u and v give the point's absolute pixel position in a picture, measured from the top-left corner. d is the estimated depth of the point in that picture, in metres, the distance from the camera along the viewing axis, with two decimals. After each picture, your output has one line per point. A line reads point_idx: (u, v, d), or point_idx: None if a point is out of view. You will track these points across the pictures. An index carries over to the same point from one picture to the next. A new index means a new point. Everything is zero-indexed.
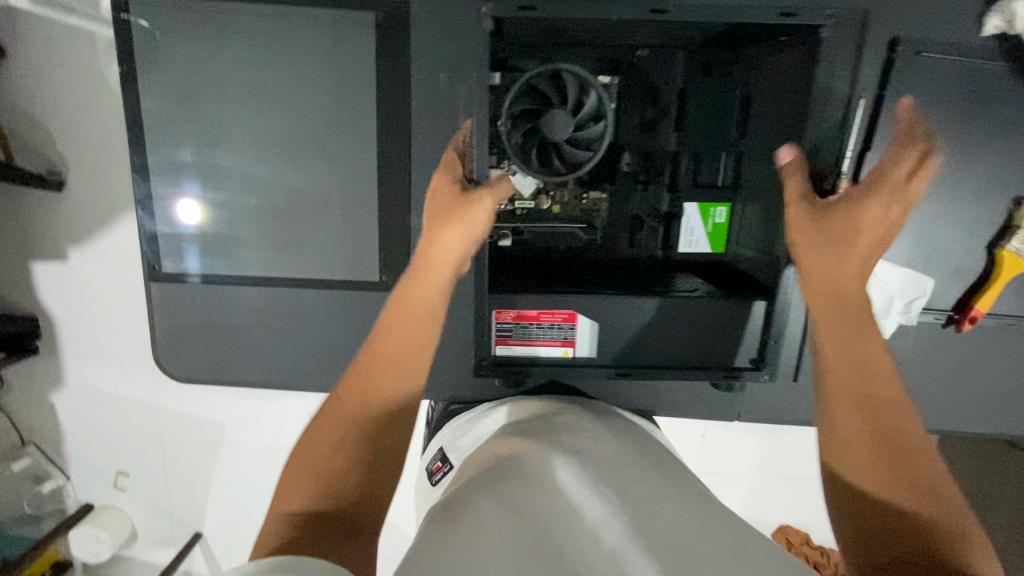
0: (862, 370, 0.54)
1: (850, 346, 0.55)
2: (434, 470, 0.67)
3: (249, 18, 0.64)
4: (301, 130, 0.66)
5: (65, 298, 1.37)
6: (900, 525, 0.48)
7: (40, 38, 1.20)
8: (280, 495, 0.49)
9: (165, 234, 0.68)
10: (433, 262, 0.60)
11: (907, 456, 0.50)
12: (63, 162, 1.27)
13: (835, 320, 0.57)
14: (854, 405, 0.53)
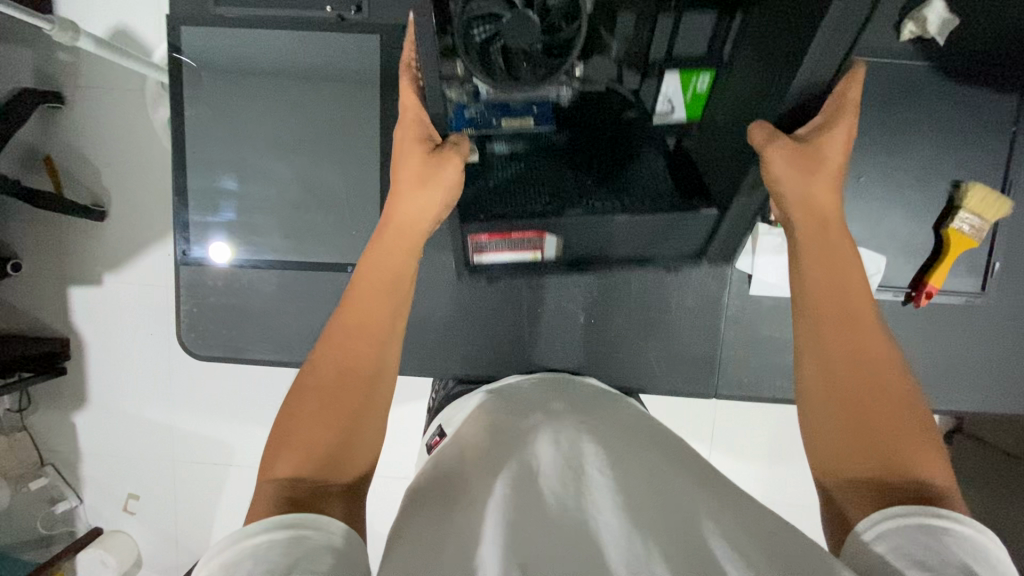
0: (845, 305, 0.58)
1: (831, 282, 0.58)
2: (432, 444, 0.75)
3: (277, 43, 0.75)
4: (317, 133, 0.77)
5: (96, 319, 1.47)
6: (889, 449, 0.51)
7: (101, 94, 1.39)
8: (282, 460, 0.53)
9: (199, 223, 0.78)
10: (407, 222, 0.66)
11: (871, 383, 0.54)
12: (108, 195, 1.42)
13: (819, 272, 0.59)
14: (839, 340, 0.56)
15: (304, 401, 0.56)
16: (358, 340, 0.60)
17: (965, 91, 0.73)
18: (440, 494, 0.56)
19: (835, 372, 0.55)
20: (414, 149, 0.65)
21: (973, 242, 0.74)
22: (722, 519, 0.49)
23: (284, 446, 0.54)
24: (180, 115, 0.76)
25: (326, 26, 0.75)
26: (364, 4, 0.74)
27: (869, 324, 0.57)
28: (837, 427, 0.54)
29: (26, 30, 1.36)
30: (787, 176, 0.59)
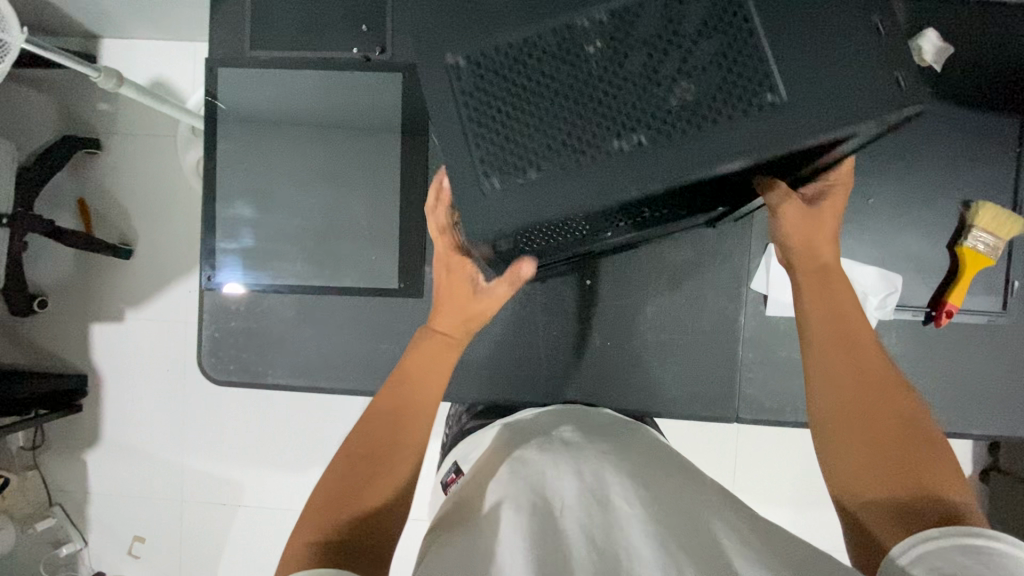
0: (846, 334, 0.59)
1: (834, 313, 0.60)
2: (450, 482, 0.73)
3: (304, 81, 0.80)
4: (339, 164, 0.80)
5: (116, 356, 1.49)
6: (908, 469, 0.51)
7: (136, 141, 1.47)
8: (321, 523, 0.52)
9: (226, 242, 0.80)
10: (457, 314, 0.68)
11: (881, 413, 0.55)
12: (134, 235, 1.48)
13: (823, 312, 0.61)
14: (845, 369, 0.57)
15: (346, 469, 0.56)
16: (406, 415, 0.61)
17: (965, 114, 0.75)
18: (453, 523, 0.55)
19: (840, 402, 0.56)
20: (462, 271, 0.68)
21: (989, 261, 0.74)
22: (756, 559, 0.46)
23: (330, 511, 0.53)
24: (212, 148, 0.80)
25: (353, 66, 0.80)
26: (388, 45, 0.79)
27: (869, 351, 0.58)
28: (855, 451, 0.54)
29: (70, 83, 1.46)
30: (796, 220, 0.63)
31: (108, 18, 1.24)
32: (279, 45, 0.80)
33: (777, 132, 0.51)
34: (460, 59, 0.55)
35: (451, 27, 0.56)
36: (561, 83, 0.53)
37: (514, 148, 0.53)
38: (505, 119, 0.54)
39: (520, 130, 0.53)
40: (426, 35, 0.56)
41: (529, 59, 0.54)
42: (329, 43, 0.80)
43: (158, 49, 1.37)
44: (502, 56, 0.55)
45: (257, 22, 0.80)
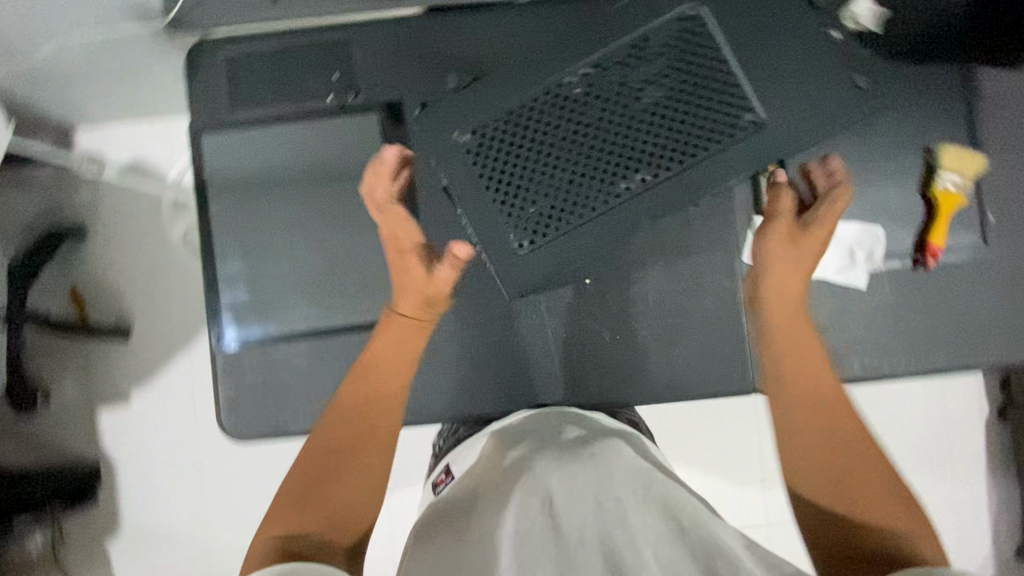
0: (811, 366, 0.66)
1: (796, 346, 0.67)
2: (439, 483, 0.75)
3: (283, 133, 0.82)
4: (329, 206, 0.83)
5: (125, 439, 1.47)
6: (859, 503, 0.57)
7: (120, 222, 1.49)
8: (286, 517, 0.57)
9: (229, 301, 0.82)
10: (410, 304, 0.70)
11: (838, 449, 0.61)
12: (131, 314, 1.48)
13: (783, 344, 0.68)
14: (808, 398, 0.64)
15: (313, 465, 0.61)
16: (372, 409, 0.66)
17: (911, 66, 0.80)
18: (451, 535, 0.56)
19: (806, 426, 0.63)
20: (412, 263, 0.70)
21: (960, 198, 0.77)
22: None
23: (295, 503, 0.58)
24: (207, 212, 0.82)
25: (329, 113, 0.82)
26: (361, 89, 0.83)
27: (829, 386, 0.65)
28: (816, 470, 0.60)
29: (48, 176, 1.48)
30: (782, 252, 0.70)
31: (81, 108, 1.28)
32: (257, 105, 0.83)
33: (737, 157, 0.63)
34: (471, 139, 0.66)
35: (456, 114, 0.67)
36: (562, 144, 0.65)
37: (538, 206, 0.64)
38: (518, 186, 0.65)
39: (532, 193, 0.65)
40: (436, 126, 0.67)
41: (530, 130, 0.66)
42: (304, 95, 0.83)
43: (131, 131, 1.40)
44: (506, 130, 0.66)
45: (233, 85, 0.83)
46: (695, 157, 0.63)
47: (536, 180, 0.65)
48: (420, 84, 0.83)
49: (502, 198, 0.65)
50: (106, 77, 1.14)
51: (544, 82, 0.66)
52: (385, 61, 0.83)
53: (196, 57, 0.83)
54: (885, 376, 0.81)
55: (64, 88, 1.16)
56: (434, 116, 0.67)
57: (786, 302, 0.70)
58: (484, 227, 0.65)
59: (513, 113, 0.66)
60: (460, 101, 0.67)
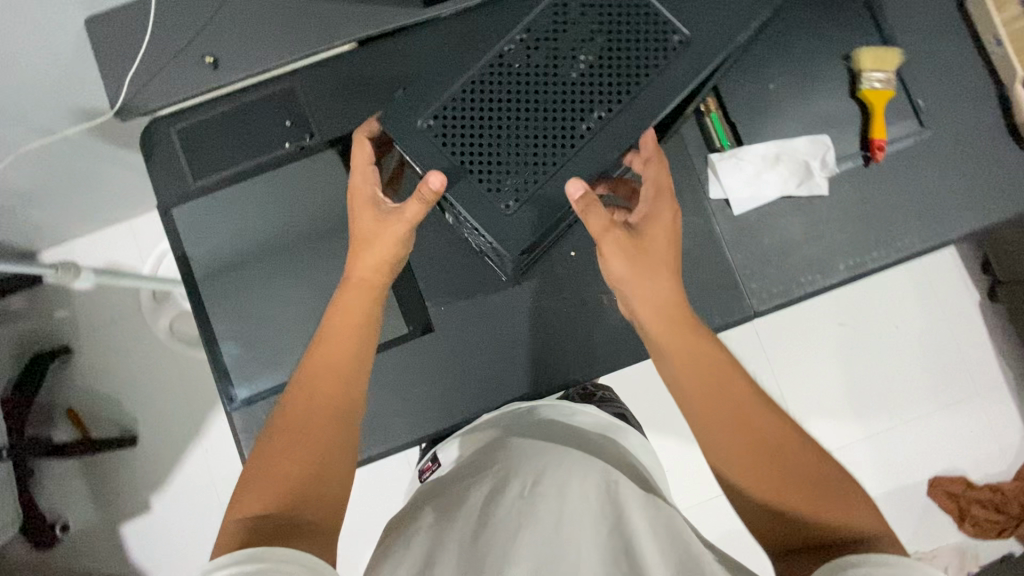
0: (706, 366, 0.61)
1: (688, 345, 0.63)
2: (425, 471, 0.86)
3: (249, 189, 0.85)
4: (308, 245, 0.84)
5: (152, 548, 1.42)
6: (785, 482, 0.55)
7: (105, 331, 1.48)
8: (252, 494, 0.56)
9: (233, 362, 0.82)
10: (365, 268, 0.70)
11: (760, 427, 0.57)
12: (133, 419, 1.46)
13: (665, 322, 0.65)
14: (716, 401, 0.59)
15: (279, 440, 0.60)
16: (327, 381, 0.64)
17: None
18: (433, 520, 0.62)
19: (723, 428, 0.58)
20: (365, 213, 0.71)
21: (890, 92, 0.82)
22: None
23: (260, 487, 0.57)
24: (193, 280, 0.83)
25: (289, 158, 0.85)
26: (315, 129, 0.86)
27: (738, 382, 0.60)
28: (736, 464, 0.57)
29: (24, 304, 1.48)
30: (627, 275, 0.65)
31: (40, 228, 1.29)
32: (219, 169, 0.85)
33: (677, 74, 0.67)
34: (435, 124, 0.69)
35: (414, 107, 0.69)
36: (516, 108, 0.69)
37: (513, 166, 0.68)
38: (489, 153, 0.68)
39: (504, 156, 0.68)
40: (399, 122, 0.69)
41: (486, 103, 0.69)
42: (262, 149, 0.85)
43: (96, 239, 1.41)
44: (464, 108, 0.69)
45: (191, 156, 0.85)
46: (640, 85, 0.67)
47: (504, 142, 0.68)
48: (367, 110, 0.86)
49: (478, 167, 0.68)
50: (61, 189, 1.16)
51: (485, 58, 0.70)
52: (332, 98, 0.86)
53: (150, 140, 0.85)
54: (871, 269, 0.84)
55: (19, 210, 1.17)
56: (395, 114, 0.70)
57: (658, 313, 0.65)
58: (467, 197, 0.67)
59: (465, 92, 0.70)
60: (414, 93, 0.70)
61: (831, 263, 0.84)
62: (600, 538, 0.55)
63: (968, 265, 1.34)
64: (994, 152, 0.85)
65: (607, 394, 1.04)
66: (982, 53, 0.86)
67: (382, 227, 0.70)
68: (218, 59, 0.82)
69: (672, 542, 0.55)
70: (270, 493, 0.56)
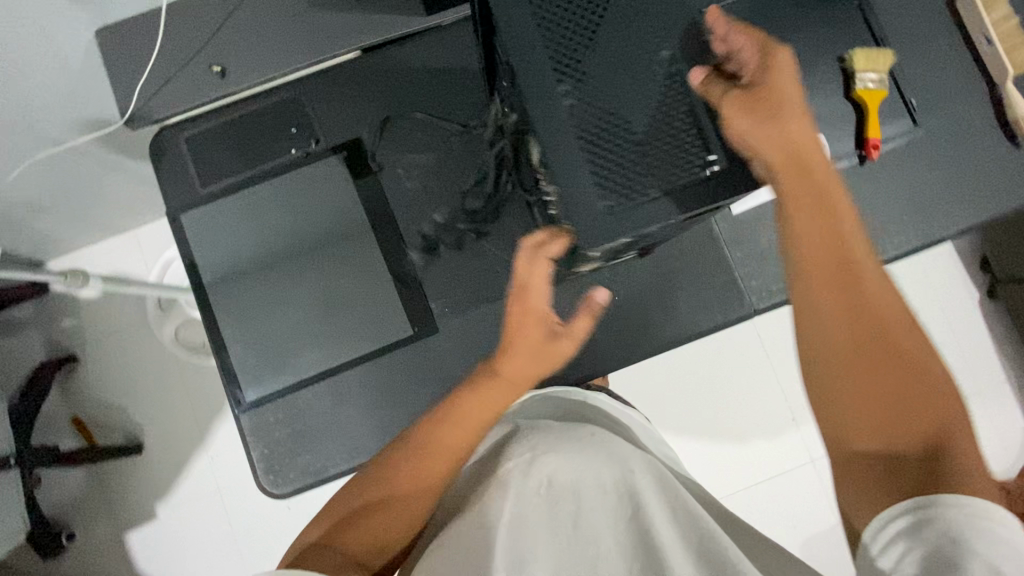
0: (840, 260, 0.55)
1: (819, 228, 0.56)
2: None
3: (256, 196, 0.86)
4: (313, 250, 0.85)
5: (159, 556, 1.42)
6: (921, 416, 0.51)
7: (112, 339, 1.50)
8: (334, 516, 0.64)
9: (240, 366, 0.83)
10: (516, 374, 0.66)
11: (895, 352, 0.53)
12: (139, 427, 1.47)
13: (792, 175, 0.56)
14: (858, 363, 0.54)
15: (369, 483, 0.64)
16: (437, 460, 0.64)
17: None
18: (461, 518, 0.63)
19: (849, 338, 0.54)
20: (536, 331, 0.65)
21: (883, 92, 0.84)
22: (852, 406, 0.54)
23: (343, 521, 0.63)
24: (201, 285, 0.84)
25: (295, 164, 0.87)
26: (320, 135, 0.88)
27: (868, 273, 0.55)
28: (849, 401, 0.54)
29: (30, 314, 1.50)
30: (749, 129, 0.55)
31: (48, 238, 1.31)
32: (226, 176, 0.87)
33: None
34: (618, 199, 0.56)
35: (586, 203, 0.56)
36: (625, 112, 0.58)
37: (687, 138, 0.58)
38: (654, 150, 0.57)
39: (667, 143, 0.58)
40: (608, 232, 0.56)
41: (609, 144, 0.57)
42: (269, 155, 0.87)
43: (103, 248, 1.43)
44: (619, 166, 0.57)
45: (199, 164, 0.87)
46: None
47: (648, 136, 0.58)
48: (371, 116, 0.88)
49: (666, 169, 0.57)
50: (69, 199, 1.17)
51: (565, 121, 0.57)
52: (337, 105, 0.88)
53: (160, 148, 0.87)
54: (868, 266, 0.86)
55: (27, 221, 1.19)
56: (592, 232, 0.56)
57: (789, 172, 0.56)
58: (699, 198, 0.57)
59: (594, 156, 0.57)
60: (572, 192, 0.56)
61: None
62: (613, 545, 0.61)
63: (967, 264, 1.35)
64: (986, 151, 0.86)
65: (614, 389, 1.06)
66: (972, 55, 0.88)
67: (547, 348, 0.66)
68: (226, 67, 0.84)
69: (687, 530, 0.60)
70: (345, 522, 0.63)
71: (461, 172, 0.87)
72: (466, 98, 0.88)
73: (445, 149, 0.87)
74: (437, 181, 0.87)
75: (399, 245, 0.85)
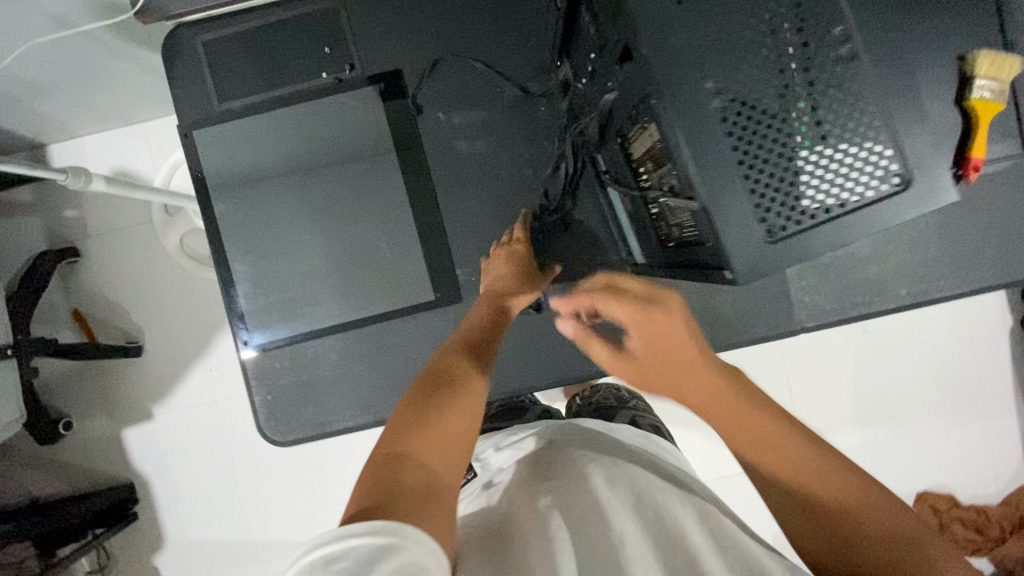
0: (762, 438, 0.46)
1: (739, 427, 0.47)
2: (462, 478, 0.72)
3: (278, 119, 0.77)
4: (338, 190, 0.78)
5: (156, 456, 1.45)
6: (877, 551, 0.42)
7: (116, 237, 1.44)
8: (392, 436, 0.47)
9: (251, 305, 0.78)
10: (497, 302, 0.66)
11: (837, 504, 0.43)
12: (140, 330, 1.44)
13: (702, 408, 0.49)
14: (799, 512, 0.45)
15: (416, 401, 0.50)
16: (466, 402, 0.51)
17: None
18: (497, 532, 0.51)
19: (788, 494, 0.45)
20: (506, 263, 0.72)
21: (1000, 106, 0.69)
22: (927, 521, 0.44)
23: (410, 427, 0.47)
24: (211, 212, 0.77)
25: (327, 91, 0.77)
26: (356, 61, 0.77)
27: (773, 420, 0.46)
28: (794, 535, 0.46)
29: (31, 199, 1.43)
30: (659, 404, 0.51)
31: (50, 122, 1.21)
32: (246, 92, 0.77)
33: None
34: (775, 216, 0.39)
35: (744, 236, 0.39)
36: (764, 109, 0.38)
37: (851, 114, 0.38)
38: (809, 149, 0.38)
39: (834, 134, 0.38)
40: (767, 263, 0.39)
41: (748, 144, 0.38)
42: (297, 77, 0.77)
43: (107, 141, 1.34)
44: (773, 167, 0.39)
45: (217, 76, 0.77)
46: None
47: (809, 132, 0.38)
48: (416, 45, 0.77)
49: (823, 178, 0.39)
50: (71, 82, 1.05)
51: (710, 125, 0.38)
52: (377, 29, 0.77)
53: (173, 48, 0.76)
54: (938, 294, 0.78)
55: (27, 99, 1.08)
56: (744, 262, 0.39)
57: (712, 416, 0.48)
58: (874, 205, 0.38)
59: (743, 152, 0.38)
60: (720, 203, 0.38)
61: (897, 282, 0.78)
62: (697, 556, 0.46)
63: None
64: None
65: (641, 402, 0.96)
66: None
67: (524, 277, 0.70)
68: None
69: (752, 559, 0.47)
70: (398, 446, 0.46)
71: (509, 127, 0.78)
72: (528, 42, 0.77)
73: (499, 106, 0.78)
74: (482, 136, 0.78)
75: (433, 199, 0.78)
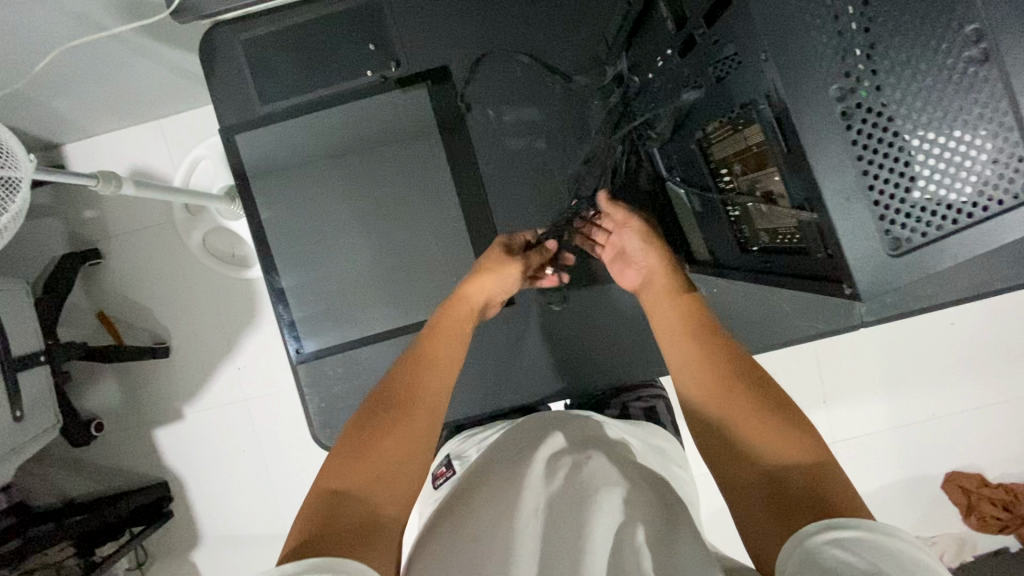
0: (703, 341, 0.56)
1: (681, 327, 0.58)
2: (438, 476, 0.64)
3: (322, 120, 0.75)
4: (386, 191, 0.76)
5: (187, 454, 1.44)
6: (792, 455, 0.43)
7: (137, 236, 1.42)
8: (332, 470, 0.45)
9: (300, 309, 0.76)
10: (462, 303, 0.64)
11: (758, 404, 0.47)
12: (166, 330, 1.43)
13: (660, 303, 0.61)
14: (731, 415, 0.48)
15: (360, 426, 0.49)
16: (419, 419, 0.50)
17: None
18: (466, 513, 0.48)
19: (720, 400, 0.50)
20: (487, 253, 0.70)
21: None
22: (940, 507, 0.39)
23: (353, 455, 0.46)
24: (257, 218, 0.75)
25: (373, 90, 0.74)
26: (401, 58, 0.74)
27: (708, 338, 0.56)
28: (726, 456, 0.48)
29: (49, 200, 1.40)
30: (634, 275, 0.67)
31: (68, 122, 1.16)
32: (289, 93, 0.74)
33: None
34: (900, 227, 0.37)
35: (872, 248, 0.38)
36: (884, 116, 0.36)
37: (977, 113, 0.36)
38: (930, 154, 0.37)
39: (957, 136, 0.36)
40: (894, 276, 0.38)
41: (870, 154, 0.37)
42: (342, 75, 0.74)
43: (127, 140, 1.30)
44: (889, 171, 0.37)
45: (257, 77, 0.74)
46: None
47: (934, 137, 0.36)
48: (464, 39, 0.74)
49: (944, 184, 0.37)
50: (88, 82, 0.99)
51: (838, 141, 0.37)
52: (422, 24, 0.74)
53: (211, 48, 0.73)
54: (1008, 284, 0.76)
55: (39, 100, 1.01)
56: (869, 276, 0.38)
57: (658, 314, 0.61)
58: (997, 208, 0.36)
59: (865, 162, 0.37)
60: (843, 218, 0.38)
61: (961, 273, 0.76)
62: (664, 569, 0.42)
63: None
64: None
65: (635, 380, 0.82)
66: None
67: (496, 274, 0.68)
68: None
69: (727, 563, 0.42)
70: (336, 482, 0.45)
71: (560, 122, 0.76)
72: (577, 32, 0.74)
73: (552, 101, 0.75)
74: (532, 132, 0.76)
75: (483, 198, 0.76)
